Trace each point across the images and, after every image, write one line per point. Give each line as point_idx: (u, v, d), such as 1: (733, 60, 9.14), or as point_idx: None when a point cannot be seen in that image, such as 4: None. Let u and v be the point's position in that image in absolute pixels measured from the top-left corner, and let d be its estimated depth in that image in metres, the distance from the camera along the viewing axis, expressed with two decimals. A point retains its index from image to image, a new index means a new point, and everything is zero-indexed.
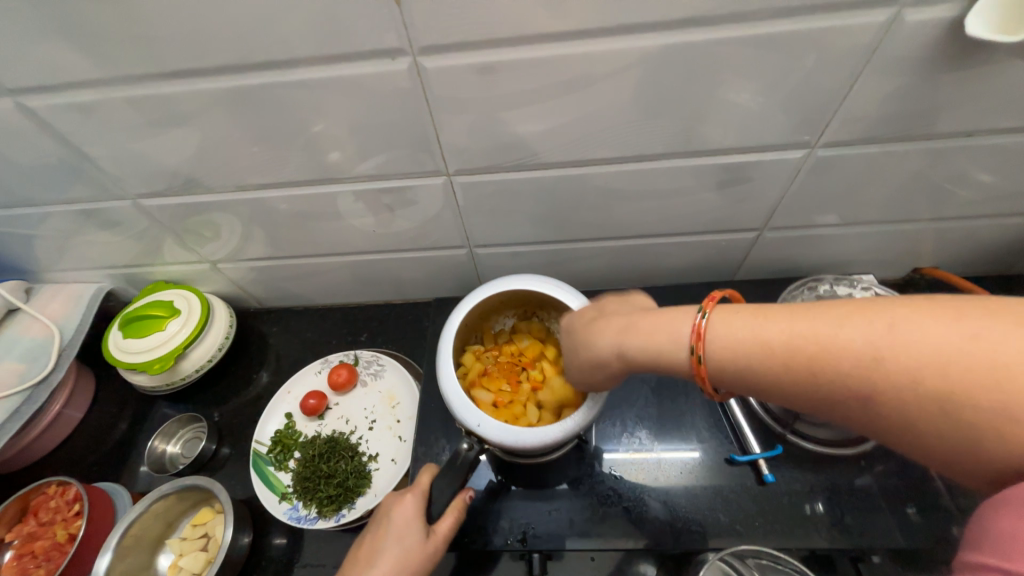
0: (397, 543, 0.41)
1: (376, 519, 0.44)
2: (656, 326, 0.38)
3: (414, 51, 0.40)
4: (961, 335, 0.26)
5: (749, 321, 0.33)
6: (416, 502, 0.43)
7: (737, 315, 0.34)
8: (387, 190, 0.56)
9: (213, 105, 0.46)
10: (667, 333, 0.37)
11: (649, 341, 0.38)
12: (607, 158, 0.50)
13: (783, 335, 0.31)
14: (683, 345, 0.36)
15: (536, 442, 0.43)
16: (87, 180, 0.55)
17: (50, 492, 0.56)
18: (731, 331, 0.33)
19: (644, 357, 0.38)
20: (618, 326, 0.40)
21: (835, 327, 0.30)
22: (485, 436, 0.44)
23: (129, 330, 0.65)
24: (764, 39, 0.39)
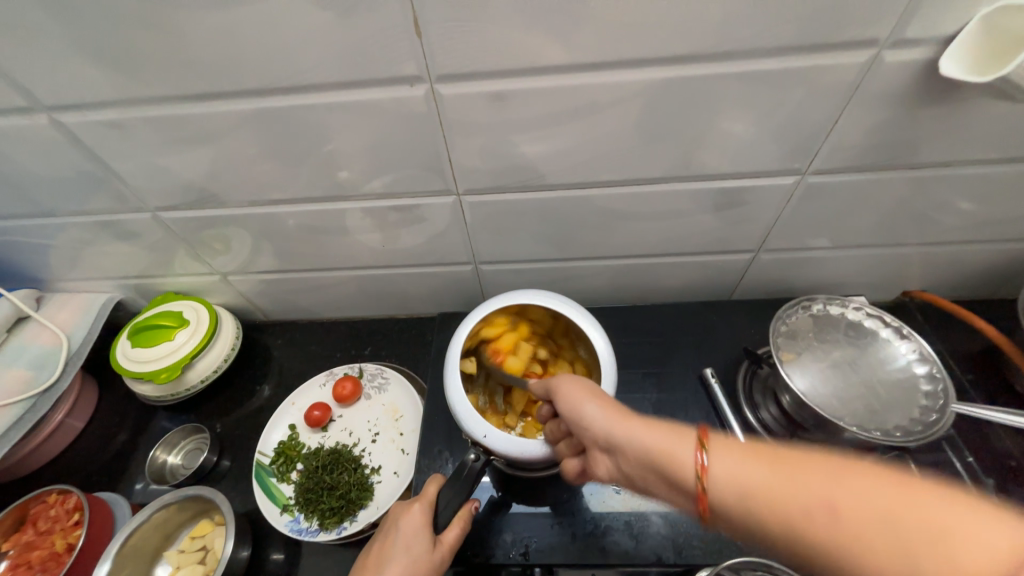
0: (405, 552, 0.42)
1: (384, 527, 0.45)
2: (645, 438, 0.35)
3: (431, 79, 0.43)
4: (959, 520, 0.24)
5: (742, 464, 0.30)
6: (423, 512, 0.44)
7: (730, 450, 0.31)
8: (398, 208, 0.58)
9: (238, 124, 0.49)
10: (657, 446, 0.34)
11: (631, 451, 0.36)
12: (609, 181, 0.53)
13: (769, 483, 0.29)
14: (674, 471, 0.33)
15: (540, 451, 0.45)
16: (109, 192, 0.57)
17: (50, 501, 0.55)
18: (720, 466, 0.30)
19: (625, 457, 0.36)
20: (601, 413, 0.38)
21: (828, 493, 0.27)
22: (490, 447, 0.45)
23: (137, 339, 0.66)
24: (756, 74, 0.42)
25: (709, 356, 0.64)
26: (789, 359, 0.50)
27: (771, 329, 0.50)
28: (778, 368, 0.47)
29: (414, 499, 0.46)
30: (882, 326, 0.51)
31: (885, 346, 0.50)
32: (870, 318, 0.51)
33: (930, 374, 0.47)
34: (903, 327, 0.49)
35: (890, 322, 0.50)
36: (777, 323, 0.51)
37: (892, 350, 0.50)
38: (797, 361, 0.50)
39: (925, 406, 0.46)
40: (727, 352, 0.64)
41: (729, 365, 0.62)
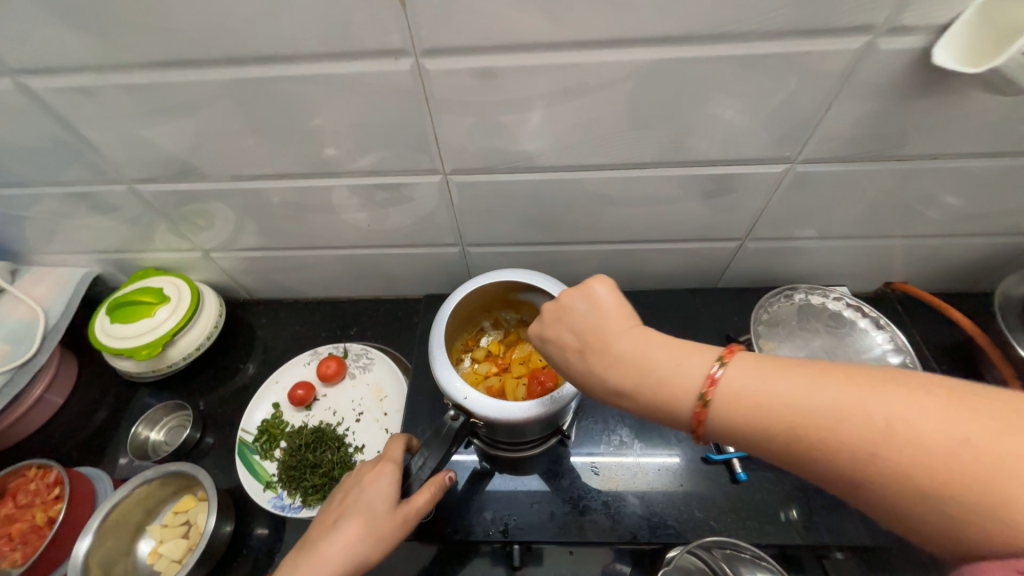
0: (367, 510, 0.39)
1: (351, 486, 0.42)
2: (659, 355, 0.33)
3: (417, 53, 0.42)
4: (926, 420, 0.26)
5: (764, 379, 0.30)
6: (395, 472, 0.42)
7: (751, 365, 0.31)
8: (383, 186, 0.57)
9: (216, 95, 0.47)
10: (656, 361, 0.33)
11: (629, 365, 0.34)
12: (599, 164, 0.52)
13: (797, 397, 0.29)
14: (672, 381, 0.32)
15: (522, 416, 0.43)
16: (82, 163, 0.55)
17: (31, 475, 0.55)
18: (739, 378, 0.30)
19: (619, 366, 0.34)
20: (604, 327, 0.36)
21: (825, 396, 0.28)
22: (474, 412, 0.43)
23: (117, 315, 0.65)
24: (748, 59, 0.41)
25: (692, 343, 0.65)
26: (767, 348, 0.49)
27: (753, 317, 0.50)
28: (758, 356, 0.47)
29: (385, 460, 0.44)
30: (861, 316, 0.51)
31: (863, 337, 0.50)
32: (850, 308, 0.52)
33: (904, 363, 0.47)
34: (882, 317, 0.50)
35: (868, 312, 0.51)
36: (759, 310, 0.51)
37: (869, 340, 0.50)
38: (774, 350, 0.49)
39: None
40: (710, 339, 0.65)
41: None
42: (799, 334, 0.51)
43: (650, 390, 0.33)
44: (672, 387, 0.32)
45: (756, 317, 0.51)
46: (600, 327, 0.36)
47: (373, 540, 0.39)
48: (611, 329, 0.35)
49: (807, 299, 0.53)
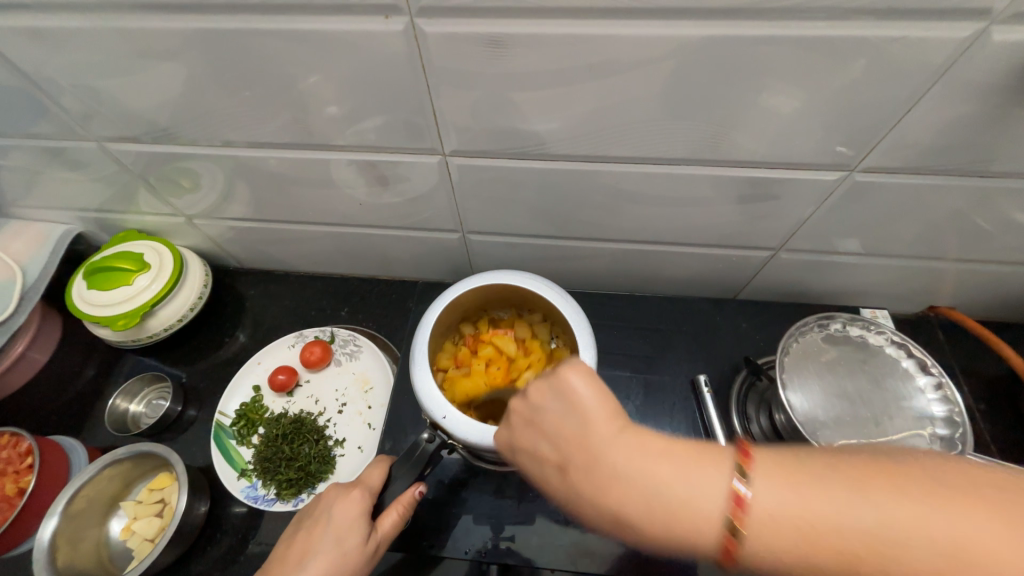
0: (335, 544, 0.37)
1: (316, 513, 0.39)
2: (661, 475, 0.25)
3: (411, 11, 0.34)
4: (961, 526, 0.21)
5: (812, 499, 0.23)
6: (365, 501, 0.38)
7: (780, 480, 0.24)
8: (377, 162, 0.50)
9: (182, 47, 0.40)
10: (662, 484, 0.25)
11: (626, 489, 0.26)
12: (621, 157, 0.45)
13: (848, 519, 0.22)
14: (685, 514, 0.25)
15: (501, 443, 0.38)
16: (47, 116, 0.49)
17: (3, 442, 0.54)
18: (769, 499, 0.23)
19: (616, 493, 0.26)
20: (588, 435, 0.28)
21: (877, 511, 0.22)
22: (452, 433, 0.39)
23: (94, 280, 0.61)
24: (819, 43, 0.33)
25: (706, 358, 0.59)
26: (791, 375, 0.44)
27: (777, 347, 0.45)
28: (780, 391, 0.42)
29: (354, 482, 0.40)
30: (905, 356, 0.45)
31: (905, 381, 0.44)
32: (892, 345, 0.45)
33: (950, 417, 0.41)
34: (931, 361, 0.43)
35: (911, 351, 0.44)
36: (788, 337, 0.46)
37: (912, 386, 0.44)
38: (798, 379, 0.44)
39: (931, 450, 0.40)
40: (726, 356, 0.59)
41: (726, 371, 0.58)
42: (833, 367, 0.45)
43: (665, 528, 0.25)
44: (677, 515, 0.25)
45: (785, 341, 0.46)
46: (579, 435, 0.29)
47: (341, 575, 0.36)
48: (594, 434, 0.28)
49: (842, 331, 0.47)
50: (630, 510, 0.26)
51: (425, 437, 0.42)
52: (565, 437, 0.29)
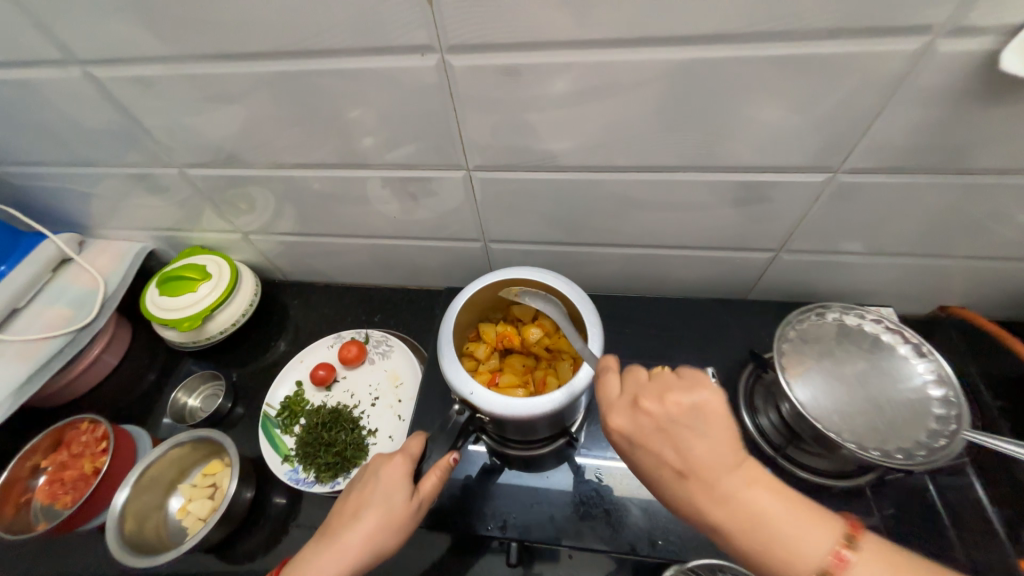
0: (383, 502, 0.41)
1: (364, 477, 0.43)
2: (767, 507, 0.34)
3: (442, 49, 0.42)
4: None
5: (878, 570, 0.32)
6: (406, 465, 0.43)
7: (871, 556, 0.32)
8: (410, 179, 0.58)
9: (254, 87, 0.49)
10: (775, 518, 0.34)
11: (734, 509, 0.35)
12: (624, 166, 0.51)
13: None
14: (777, 542, 0.33)
15: (516, 411, 0.42)
16: (140, 148, 0.59)
17: (83, 428, 0.61)
18: (863, 567, 0.32)
19: (726, 506, 0.35)
20: (716, 456, 0.36)
21: None
22: (478, 404, 0.43)
23: (164, 288, 0.70)
24: (788, 61, 0.39)
25: (715, 354, 0.62)
26: (790, 361, 0.47)
27: (774, 339, 0.48)
28: (778, 374, 0.45)
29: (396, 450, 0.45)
30: (901, 342, 0.47)
31: (902, 364, 0.46)
32: (889, 332, 0.47)
33: (945, 398, 0.43)
34: (926, 344, 0.45)
35: (896, 332, 0.47)
36: (786, 325, 0.49)
37: (907, 365, 0.46)
38: (796, 364, 0.47)
39: (932, 429, 0.42)
40: (736, 352, 0.62)
41: (735, 366, 0.60)
42: (834, 353, 0.48)
43: (757, 543, 0.34)
44: (770, 538, 0.33)
45: (783, 329, 0.49)
46: (708, 458, 0.36)
47: (390, 528, 0.40)
48: (717, 458, 0.36)
49: (837, 320, 0.49)
50: (716, 511, 0.35)
51: (455, 412, 0.46)
52: (695, 456, 0.36)
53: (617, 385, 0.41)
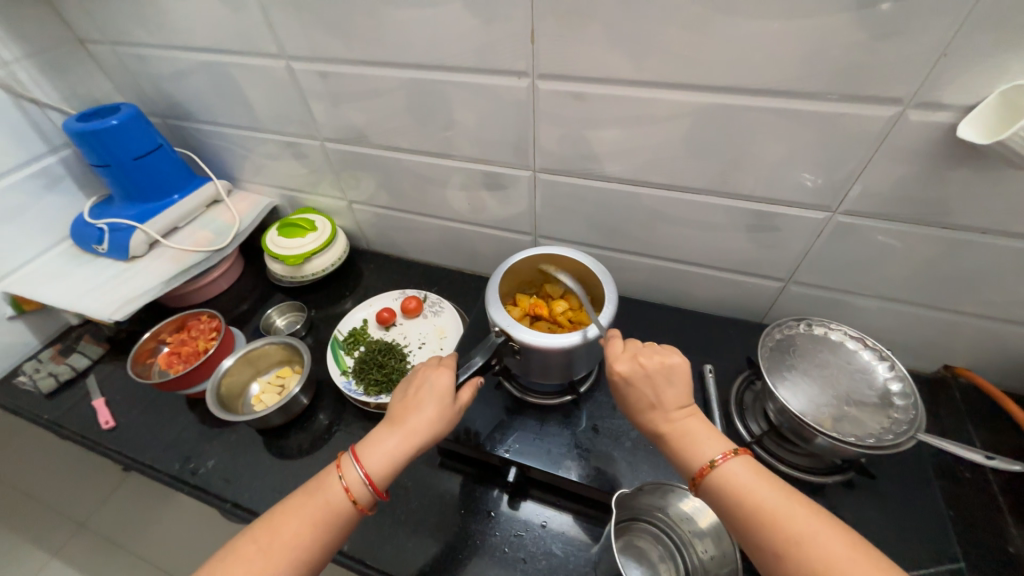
0: (437, 400, 0.54)
1: (416, 383, 0.56)
2: (702, 435, 0.44)
3: (535, 75, 0.58)
4: (828, 537, 0.36)
5: (751, 478, 0.41)
6: (448, 374, 0.56)
7: (750, 467, 0.41)
8: (488, 174, 0.73)
9: (393, 89, 0.67)
10: (702, 440, 0.44)
11: (676, 427, 0.45)
12: (658, 183, 0.63)
13: (769, 502, 0.39)
14: (696, 453, 0.43)
15: (544, 342, 0.53)
16: (299, 123, 0.80)
17: (203, 318, 0.79)
18: (736, 469, 0.41)
19: (671, 427, 0.45)
20: (680, 399, 0.46)
21: (787, 506, 0.38)
22: (509, 332, 0.55)
23: (283, 231, 0.90)
24: (791, 113, 0.51)
25: (718, 362, 0.70)
26: (773, 359, 0.56)
27: (761, 344, 0.56)
28: (757, 363, 0.54)
29: (439, 365, 0.58)
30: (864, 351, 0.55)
31: (868, 373, 0.53)
32: (851, 340, 0.55)
33: (905, 405, 0.50)
34: (884, 349, 0.53)
35: (871, 344, 0.54)
36: (773, 328, 0.57)
37: (873, 371, 0.53)
38: (776, 361, 0.55)
39: (890, 426, 0.49)
40: (738, 363, 0.70)
41: (734, 373, 0.68)
42: (814, 359, 0.55)
43: (684, 453, 0.44)
44: (696, 454, 0.43)
45: (770, 333, 0.57)
46: (672, 397, 0.46)
47: (441, 421, 0.54)
48: (681, 401, 0.46)
49: (823, 333, 0.57)
50: (667, 432, 0.46)
51: (494, 334, 0.56)
52: (665, 394, 0.46)
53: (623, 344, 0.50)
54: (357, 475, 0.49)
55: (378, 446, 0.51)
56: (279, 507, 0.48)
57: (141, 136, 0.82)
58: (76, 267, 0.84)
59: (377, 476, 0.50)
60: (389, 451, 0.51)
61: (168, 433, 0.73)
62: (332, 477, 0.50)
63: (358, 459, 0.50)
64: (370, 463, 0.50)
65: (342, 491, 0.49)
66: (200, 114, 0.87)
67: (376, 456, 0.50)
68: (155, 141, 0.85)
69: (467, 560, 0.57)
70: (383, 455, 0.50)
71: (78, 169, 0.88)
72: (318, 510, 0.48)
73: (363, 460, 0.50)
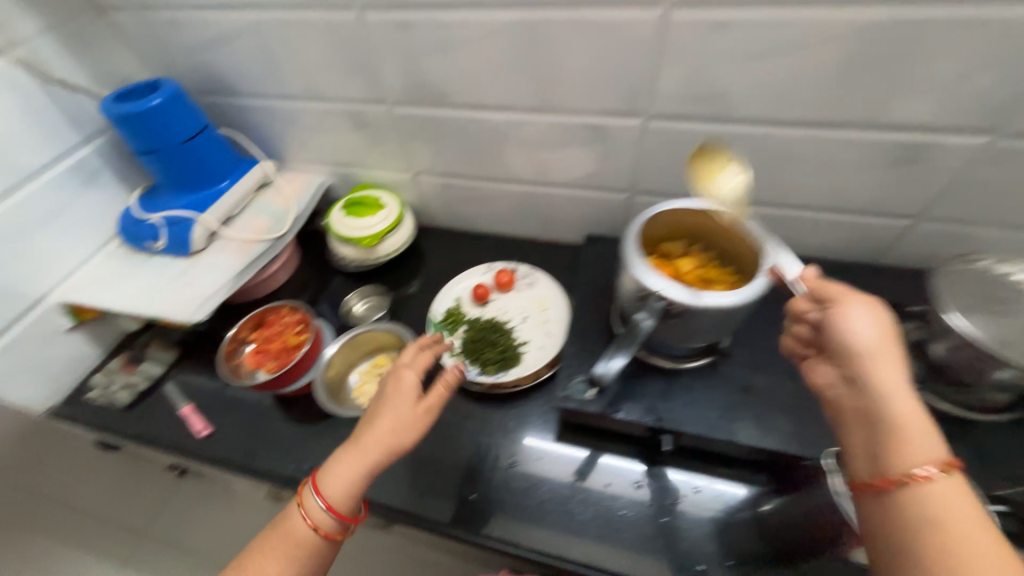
0: (393, 410, 0.52)
1: (380, 395, 0.55)
2: (913, 428, 0.38)
3: (669, 3, 0.52)
4: None
5: (955, 500, 0.35)
6: (410, 382, 0.54)
7: (959, 489, 0.35)
8: (589, 126, 0.67)
9: (489, 34, 0.60)
10: (907, 432, 0.38)
11: (890, 407, 0.39)
12: (793, 120, 0.58)
13: (963, 539, 0.33)
14: (893, 440, 0.38)
15: (715, 304, 0.49)
16: (365, 85, 0.72)
17: (284, 312, 0.74)
18: (946, 484, 0.35)
19: (872, 401, 0.40)
20: (898, 377, 0.40)
21: (985, 553, 0.33)
22: (671, 296, 0.49)
23: (351, 210, 0.83)
24: (976, 22, 0.46)
25: None
26: (949, 300, 0.52)
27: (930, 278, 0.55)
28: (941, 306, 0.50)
29: (403, 368, 0.56)
30: None
31: None
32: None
33: None
34: None
35: None
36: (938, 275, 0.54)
37: None
38: (953, 302, 0.52)
39: None
40: None
41: None
42: (993, 295, 0.52)
43: (886, 436, 0.39)
44: (898, 442, 0.38)
45: (936, 277, 0.54)
46: (892, 371, 0.40)
47: (403, 432, 0.51)
48: (899, 379, 0.40)
49: (995, 269, 0.53)
50: (872, 407, 0.40)
51: (654, 299, 0.50)
52: (883, 362, 0.41)
53: (863, 302, 0.44)
54: (318, 505, 0.49)
55: (335, 471, 0.50)
56: (259, 541, 0.50)
57: (187, 116, 0.73)
58: (132, 268, 0.78)
59: (337, 503, 0.49)
60: (343, 474, 0.50)
61: (270, 434, 0.68)
62: (295, 509, 0.50)
63: (317, 491, 0.50)
64: (327, 491, 0.49)
65: (307, 526, 0.50)
66: (244, 86, 0.78)
67: (333, 479, 0.50)
68: (200, 121, 0.76)
69: (626, 532, 0.56)
70: (340, 479, 0.50)
71: (114, 160, 0.79)
72: (286, 544, 0.49)
73: (322, 490, 0.50)
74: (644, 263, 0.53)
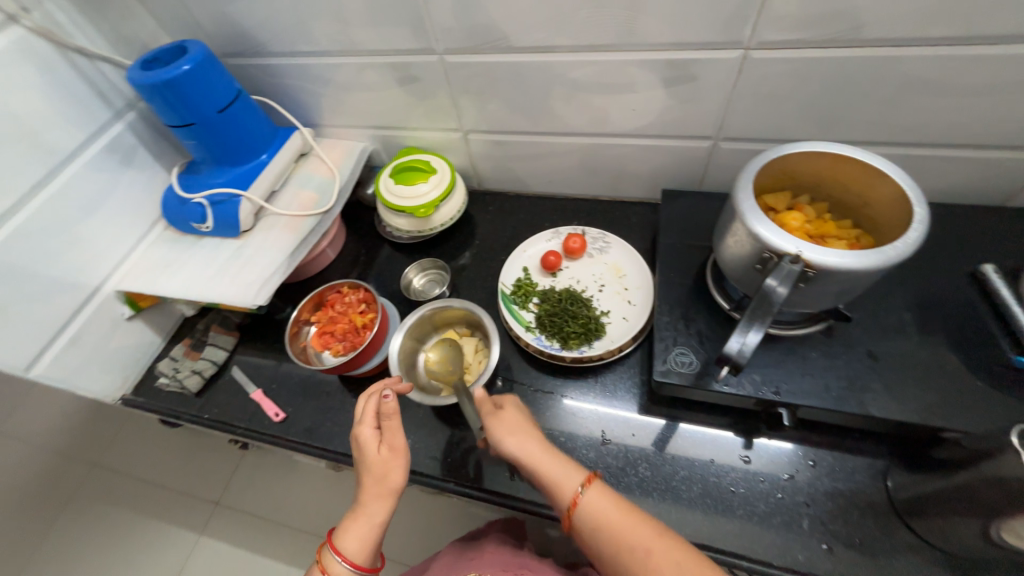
0: (371, 464, 0.50)
1: (358, 450, 0.52)
2: (554, 469, 0.47)
3: None
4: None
5: (606, 508, 0.44)
6: (370, 434, 0.51)
7: (603, 495, 0.45)
8: (673, 63, 0.58)
9: None
10: (552, 478, 0.46)
11: (540, 464, 0.48)
12: (940, 39, 0.48)
13: (643, 542, 0.42)
14: (555, 489, 0.46)
15: (861, 266, 0.42)
16: (412, 33, 0.63)
17: (345, 291, 0.71)
18: (597, 502, 0.45)
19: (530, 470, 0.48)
20: (538, 436, 0.50)
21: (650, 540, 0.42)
22: (807, 260, 0.43)
23: (401, 179, 0.77)
24: None
25: (973, 261, 0.59)
26: None
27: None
28: None
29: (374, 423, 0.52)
30: None
31: None
32: None
33: None
34: None
35: None
36: None
37: None
38: None
39: None
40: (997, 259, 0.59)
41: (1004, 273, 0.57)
42: None
43: (551, 486, 0.46)
44: (557, 487, 0.46)
45: None
46: (523, 439, 0.49)
47: (384, 484, 0.50)
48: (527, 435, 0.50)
49: None
50: (535, 475, 0.48)
51: (788, 262, 0.43)
52: (515, 436, 0.49)
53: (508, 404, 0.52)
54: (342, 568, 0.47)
55: (350, 530, 0.49)
56: None
57: (220, 82, 0.66)
58: (182, 252, 0.74)
59: (359, 559, 0.48)
60: (360, 531, 0.48)
61: (347, 416, 0.67)
62: None
63: (336, 552, 0.47)
64: (347, 551, 0.47)
65: None
66: (275, 44, 0.70)
67: (358, 551, 0.48)
68: (233, 87, 0.69)
69: (739, 508, 0.53)
70: (357, 538, 0.48)
71: (146, 135, 0.74)
72: None
73: (342, 551, 0.47)
74: (767, 222, 0.46)
